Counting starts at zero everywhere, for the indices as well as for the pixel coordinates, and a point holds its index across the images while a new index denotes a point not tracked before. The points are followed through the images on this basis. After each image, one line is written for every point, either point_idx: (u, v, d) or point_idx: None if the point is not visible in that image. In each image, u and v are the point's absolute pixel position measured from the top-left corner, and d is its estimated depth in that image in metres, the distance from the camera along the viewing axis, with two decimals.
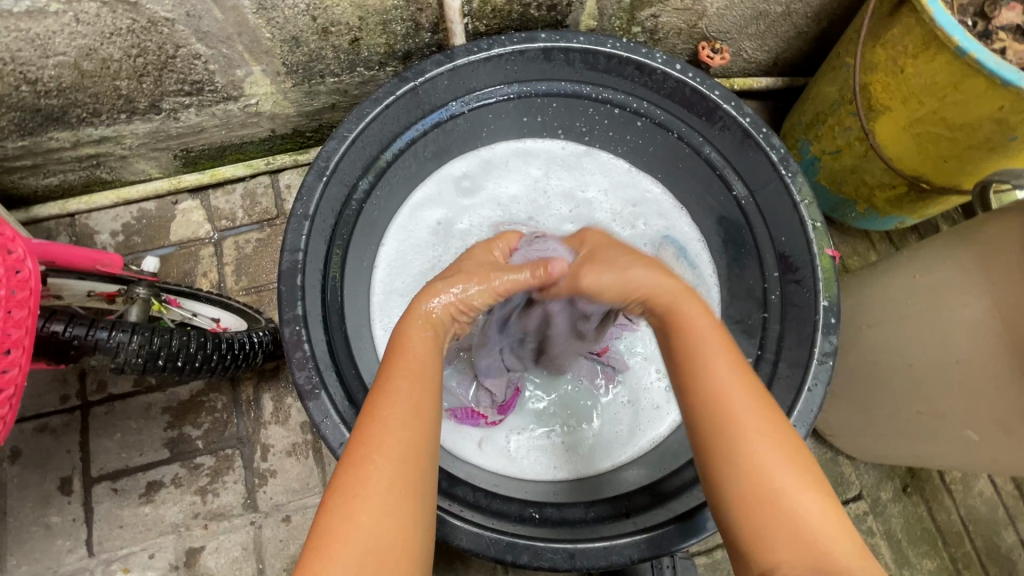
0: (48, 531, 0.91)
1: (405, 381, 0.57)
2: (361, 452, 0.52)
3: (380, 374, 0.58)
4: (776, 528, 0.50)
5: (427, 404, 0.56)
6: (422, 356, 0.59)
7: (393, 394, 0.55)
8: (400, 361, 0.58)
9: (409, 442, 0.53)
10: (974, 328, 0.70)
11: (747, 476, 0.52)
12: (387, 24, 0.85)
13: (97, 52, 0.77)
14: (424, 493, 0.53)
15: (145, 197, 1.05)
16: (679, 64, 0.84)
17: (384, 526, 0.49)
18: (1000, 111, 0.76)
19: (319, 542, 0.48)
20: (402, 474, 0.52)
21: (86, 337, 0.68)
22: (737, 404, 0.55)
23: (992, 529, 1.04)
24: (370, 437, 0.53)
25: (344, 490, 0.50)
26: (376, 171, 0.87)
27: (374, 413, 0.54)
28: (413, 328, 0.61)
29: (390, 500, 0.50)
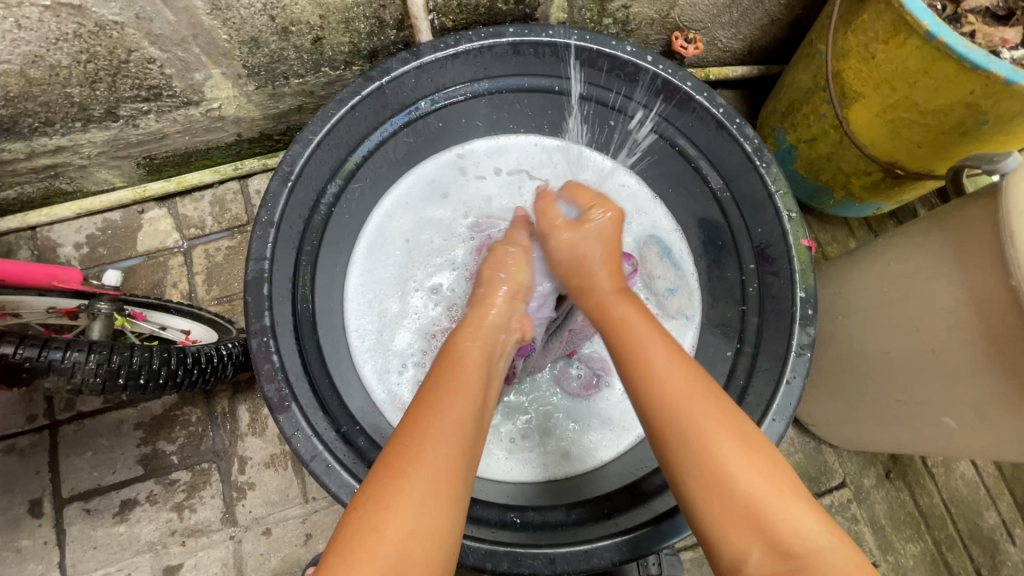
0: (19, 555, 0.88)
1: (453, 396, 0.57)
2: (400, 464, 0.52)
3: (426, 386, 0.59)
4: (743, 514, 0.52)
5: (470, 419, 0.57)
6: (470, 374, 0.61)
7: (438, 404, 0.57)
8: (451, 383, 0.59)
9: (454, 452, 0.54)
10: (950, 315, 0.70)
11: (700, 464, 0.55)
12: (350, 22, 0.83)
13: (43, 59, 0.74)
14: (459, 501, 0.53)
15: (109, 207, 1.02)
16: (650, 55, 0.82)
17: (413, 537, 0.49)
18: (971, 95, 0.76)
19: (344, 547, 0.49)
20: (444, 484, 0.52)
21: (38, 358, 0.65)
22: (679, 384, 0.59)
23: (974, 510, 1.05)
24: (410, 449, 0.53)
25: (375, 499, 0.51)
26: (345, 174, 0.84)
27: (419, 425, 0.55)
28: (467, 352, 0.63)
29: (427, 510, 0.50)
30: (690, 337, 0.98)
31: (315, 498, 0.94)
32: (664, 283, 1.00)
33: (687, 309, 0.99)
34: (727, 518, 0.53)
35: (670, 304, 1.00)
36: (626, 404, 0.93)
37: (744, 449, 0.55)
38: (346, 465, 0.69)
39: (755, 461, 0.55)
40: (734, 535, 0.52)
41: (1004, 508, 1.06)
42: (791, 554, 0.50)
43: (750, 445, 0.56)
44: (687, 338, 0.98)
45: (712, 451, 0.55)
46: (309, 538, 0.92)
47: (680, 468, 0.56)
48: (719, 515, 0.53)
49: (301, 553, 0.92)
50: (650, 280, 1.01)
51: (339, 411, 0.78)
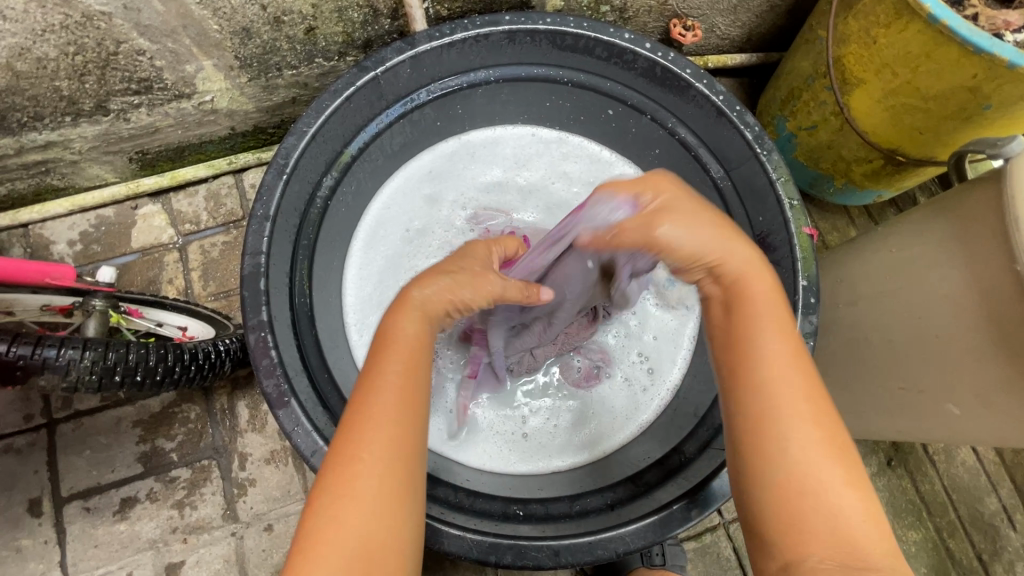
0: (19, 555, 0.88)
1: (387, 374, 0.55)
2: (346, 451, 0.51)
3: (365, 367, 0.56)
4: (815, 521, 0.48)
5: (411, 399, 0.54)
6: (405, 345, 0.58)
7: (380, 387, 0.54)
8: (383, 356, 0.56)
9: (397, 435, 0.52)
10: (952, 301, 0.69)
11: (786, 470, 0.50)
12: (343, 11, 0.81)
13: (30, 51, 0.72)
14: (413, 480, 0.52)
15: (102, 204, 1.01)
16: (648, 42, 0.81)
17: (370, 525, 0.48)
18: (973, 79, 0.75)
19: (304, 543, 0.47)
20: (387, 472, 0.50)
21: (32, 356, 0.65)
22: (784, 376, 0.53)
23: (975, 497, 1.05)
24: (351, 435, 0.51)
25: (329, 489, 0.49)
26: (341, 166, 0.83)
27: (359, 412, 0.52)
28: (404, 320, 0.60)
29: (381, 499, 0.49)
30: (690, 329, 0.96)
31: None
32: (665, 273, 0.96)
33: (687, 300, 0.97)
34: (797, 523, 0.48)
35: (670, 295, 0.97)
36: (628, 391, 0.93)
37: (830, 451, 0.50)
38: None
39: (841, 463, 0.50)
40: (811, 530, 0.47)
41: (1004, 494, 1.06)
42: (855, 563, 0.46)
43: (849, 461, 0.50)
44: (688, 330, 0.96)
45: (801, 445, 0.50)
46: None
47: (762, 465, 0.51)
48: (794, 502, 0.49)
49: None
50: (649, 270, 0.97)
51: (339, 406, 0.77)
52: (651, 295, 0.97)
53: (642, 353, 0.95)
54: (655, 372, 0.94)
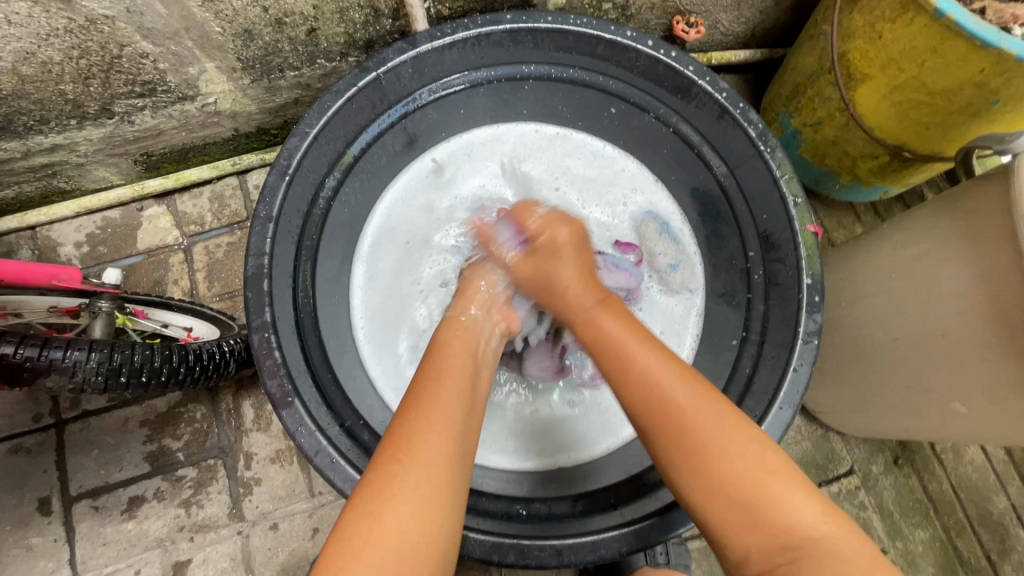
0: (30, 553, 0.89)
1: (441, 383, 0.58)
2: (392, 449, 0.52)
3: (416, 378, 0.60)
4: (740, 510, 0.51)
5: (460, 406, 0.57)
6: (456, 363, 0.62)
7: (430, 395, 0.57)
8: (438, 368, 0.60)
9: (443, 439, 0.53)
10: (958, 299, 0.69)
11: (691, 461, 0.53)
12: (344, 12, 0.81)
13: (35, 55, 0.73)
14: (455, 489, 0.52)
15: (108, 206, 1.01)
16: (650, 40, 0.80)
17: (409, 524, 0.48)
18: (981, 74, 0.74)
19: (345, 536, 0.48)
20: (432, 473, 0.51)
21: (39, 358, 0.66)
22: (675, 386, 0.56)
23: (984, 496, 1.04)
24: (400, 434, 0.53)
25: (371, 485, 0.51)
26: (343, 167, 0.83)
27: (407, 413, 0.55)
28: (452, 341, 0.65)
29: (422, 496, 0.50)
30: (695, 312, 0.98)
31: (322, 492, 0.94)
32: (666, 259, 1.00)
33: (690, 283, 0.99)
34: (724, 509, 0.51)
35: (673, 279, 0.99)
36: None
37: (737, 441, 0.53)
38: (351, 460, 0.69)
39: (742, 446, 0.53)
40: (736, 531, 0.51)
41: (1013, 493, 1.05)
42: (793, 545, 0.49)
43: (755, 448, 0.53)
44: (692, 316, 0.98)
45: (691, 438, 0.53)
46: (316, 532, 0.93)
47: (668, 461, 0.54)
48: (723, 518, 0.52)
49: (308, 548, 0.92)
50: (651, 258, 1.00)
51: (342, 406, 0.78)
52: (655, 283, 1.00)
53: None
54: None
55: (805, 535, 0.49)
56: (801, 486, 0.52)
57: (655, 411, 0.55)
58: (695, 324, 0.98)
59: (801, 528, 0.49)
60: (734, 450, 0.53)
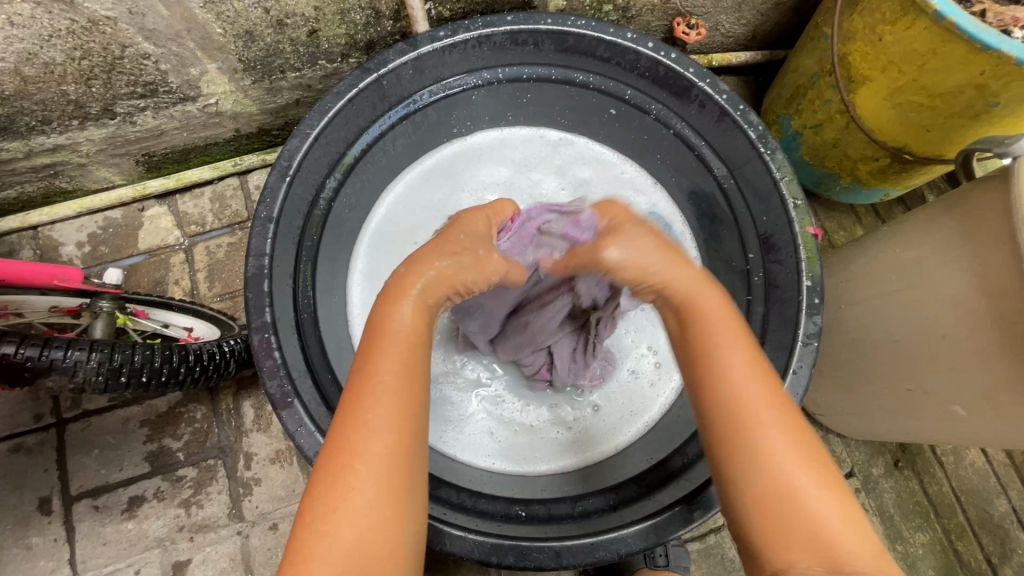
0: (30, 553, 0.89)
1: (383, 380, 0.53)
2: (338, 459, 0.49)
3: (356, 371, 0.54)
4: (795, 525, 0.48)
5: (411, 404, 0.52)
6: (400, 346, 0.55)
7: (374, 394, 0.52)
8: (376, 362, 0.54)
9: (394, 444, 0.50)
10: (959, 302, 0.69)
11: (764, 473, 0.50)
12: (345, 13, 0.81)
13: (37, 56, 0.73)
14: (411, 493, 0.50)
15: (109, 206, 1.02)
16: (651, 42, 0.80)
17: (365, 535, 0.47)
18: (982, 76, 0.74)
19: (298, 553, 0.47)
20: (382, 480, 0.49)
21: (39, 357, 0.66)
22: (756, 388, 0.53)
23: (984, 498, 1.04)
24: (345, 443, 0.50)
25: (323, 499, 0.48)
26: (343, 168, 0.83)
27: (350, 419, 0.51)
28: (389, 329, 0.56)
29: (375, 507, 0.48)
30: None
31: None
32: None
33: None
34: (785, 531, 0.48)
35: None
36: (635, 384, 0.93)
37: (801, 451, 0.51)
38: None
39: (807, 455, 0.51)
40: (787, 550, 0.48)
41: (1014, 496, 1.05)
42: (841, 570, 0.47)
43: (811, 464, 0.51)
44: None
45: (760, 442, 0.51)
46: None
47: (742, 468, 0.51)
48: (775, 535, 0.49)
49: None
50: None
51: None
52: None
53: (652, 346, 0.95)
54: (663, 365, 0.94)
55: (849, 561, 0.47)
56: (833, 488, 0.50)
57: (739, 419, 0.52)
58: None
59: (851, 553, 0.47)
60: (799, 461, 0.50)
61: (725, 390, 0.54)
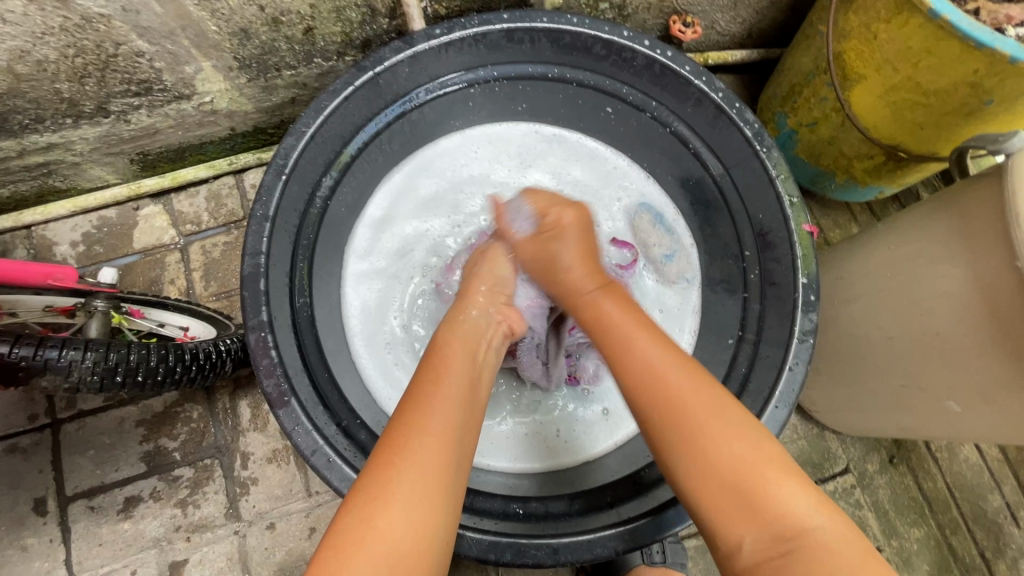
0: (25, 554, 0.89)
1: (437, 388, 0.58)
2: (386, 455, 0.53)
3: (411, 386, 0.59)
4: (734, 498, 0.51)
5: (458, 416, 0.56)
6: (456, 367, 0.61)
7: (426, 401, 0.57)
8: (435, 373, 0.60)
9: (439, 449, 0.53)
10: (953, 298, 0.69)
11: (690, 466, 0.54)
12: (341, 11, 0.81)
13: (30, 54, 0.73)
14: (448, 501, 0.52)
15: (104, 205, 1.01)
16: (647, 40, 0.81)
17: (403, 531, 0.49)
18: (975, 74, 0.74)
19: (335, 542, 0.48)
20: (430, 478, 0.51)
21: (33, 357, 0.65)
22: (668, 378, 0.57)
23: (978, 494, 1.05)
24: (396, 439, 0.53)
25: (365, 494, 0.50)
26: (340, 166, 0.83)
27: (405, 419, 0.55)
28: (450, 344, 0.64)
29: (416, 503, 0.50)
30: (693, 300, 0.98)
31: (319, 491, 0.94)
32: (660, 250, 0.99)
33: (686, 272, 0.99)
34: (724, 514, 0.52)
35: (669, 270, 0.99)
36: None
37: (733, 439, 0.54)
38: (347, 460, 0.69)
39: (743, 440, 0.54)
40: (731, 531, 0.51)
41: (1008, 491, 1.06)
42: (785, 536, 0.49)
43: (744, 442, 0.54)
44: (690, 305, 0.98)
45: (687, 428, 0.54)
46: (313, 532, 0.93)
47: (672, 466, 0.55)
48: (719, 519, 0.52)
49: (305, 547, 0.92)
50: (645, 248, 1.00)
51: (339, 405, 0.78)
52: (651, 275, 1.00)
53: None
54: None
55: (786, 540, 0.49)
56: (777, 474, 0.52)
57: (671, 414, 0.56)
58: (694, 311, 0.98)
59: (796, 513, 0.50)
60: (729, 436, 0.54)
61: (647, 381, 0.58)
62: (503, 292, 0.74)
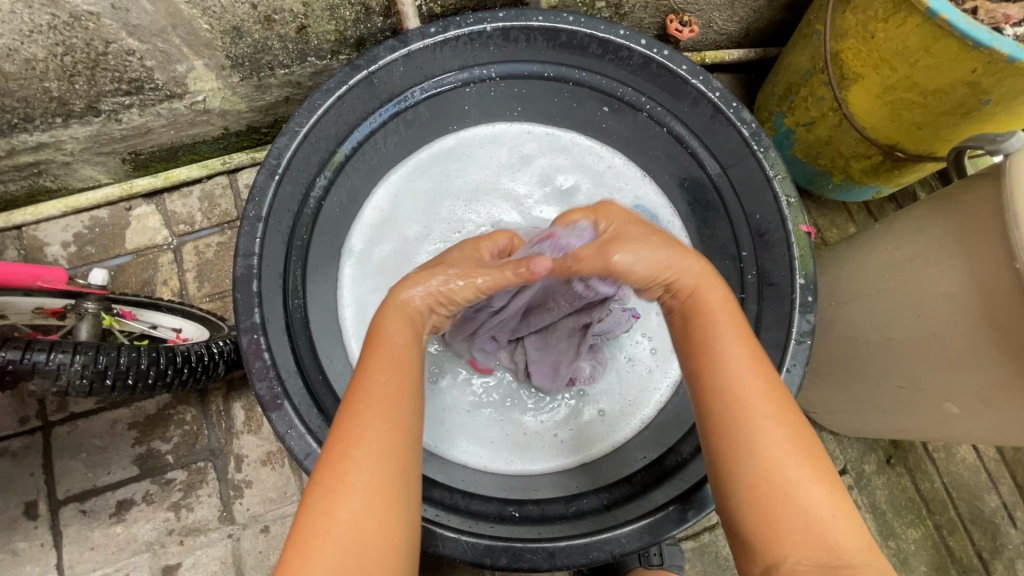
0: (16, 558, 0.88)
1: (385, 371, 0.56)
2: (340, 445, 0.51)
3: (358, 370, 0.56)
4: (788, 521, 0.50)
5: (408, 401, 0.54)
6: (397, 351, 0.58)
7: (375, 386, 0.54)
8: (380, 362, 0.56)
9: (391, 436, 0.52)
10: (951, 299, 0.69)
11: (755, 479, 0.51)
12: (335, 9, 0.80)
13: (18, 52, 0.72)
14: (407, 487, 0.51)
15: (95, 205, 1.00)
16: (644, 39, 0.80)
17: (363, 523, 0.48)
18: (973, 74, 0.74)
19: (298, 540, 0.47)
20: (382, 469, 0.50)
21: (21, 361, 0.64)
22: (752, 388, 0.54)
23: (975, 494, 1.05)
24: (350, 431, 0.51)
25: (321, 486, 0.49)
26: (334, 166, 0.82)
27: (351, 409, 0.53)
28: (384, 334, 0.59)
29: (371, 495, 0.49)
30: None
31: None
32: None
33: None
34: (773, 525, 0.50)
35: None
36: (631, 373, 0.93)
37: (796, 453, 0.52)
38: None
39: (807, 460, 0.52)
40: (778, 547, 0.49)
41: (1005, 491, 1.06)
42: (835, 560, 0.48)
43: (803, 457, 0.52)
44: None
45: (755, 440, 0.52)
46: None
47: (732, 474, 0.53)
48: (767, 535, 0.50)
49: None
50: None
51: (333, 408, 0.77)
52: None
53: (646, 334, 0.95)
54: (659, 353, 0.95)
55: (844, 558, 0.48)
56: (825, 480, 0.51)
57: (740, 426, 0.53)
58: None
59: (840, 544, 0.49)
60: (796, 453, 0.52)
61: (724, 392, 0.55)
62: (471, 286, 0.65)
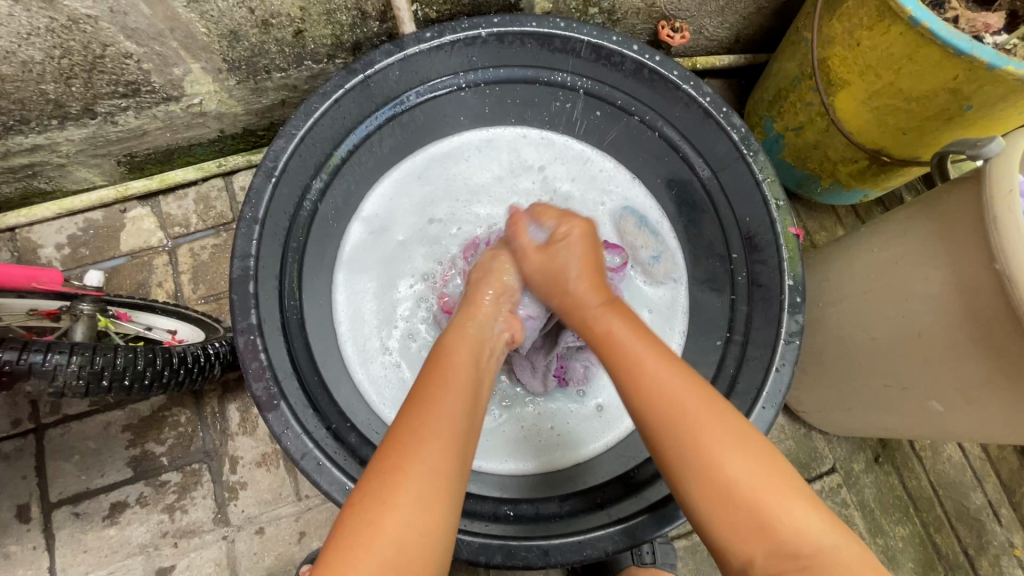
0: (7, 561, 0.87)
1: (443, 394, 0.59)
2: (394, 457, 0.53)
3: (418, 390, 0.60)
4: (744, 523, 0.53)
5: (459, 417, 0.57)
6: (457, 375, 0.62)
7: (429, 404, 0.58)
8: (440, 378, 0.61)
9: (446, 451, 0.54)
10: (934, 299, 0.71)
11: (700, 476, 0.55)
12: (331, 14, 0.81)
13: (15, 54, 0.72)
14: (452, 504, 0.53)
15: (90, 207, 1.00)
16: (636, 45, 0.81)
17: (407, 531, 0.50)
18: (955, 81, 0.76)
19: (343, 544, 0.49)
20: (434, 480, 0.53)
21: (18, 361, 0.65)
22: (680, 390, 0.58)
23: (961, 492, 1.07)
24: (404, 444, 0.54)
25: (371, 493, 0.51)
26: (330, 169, 0.83)
27: (408, 426, 0.56)
28: (454, 350, 0.65)
29: (422, 505, 0.51)
30: (682, 300, 1.00)
31: (308, 495, 0.93)
32: (647, 252, 1.00)
33: (673, 273, 1.00)
34: (733, 526, 0.53)
35: (656, 271, 1.01)
36: None
37: (742, 453, 0.55)
38: (336, 462, 0.68)
39: (746, 456, 0.55)
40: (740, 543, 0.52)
41: (990, 489, 1.08)
42: (797, 553, 0.51)
43: (751, 449, 0.56)
44: (679, 304, 1.00)
45: (708, 457, 0.55)
46: (303, 536, 0.92)
47: (680, 480, 0.56)
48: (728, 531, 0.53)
49: (294, 552, 0.92)
50: (632, 250, 1.01)
51: (329, 409, 0.77)
52: (639, 276, 1.01)
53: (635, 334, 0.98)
54: None
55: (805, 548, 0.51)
56: (772, 476, 0.54)
57: (675, 427, 0.57)
58: (683, 309, 1.00)
59: (806, 536, 0.51)
60: (730, 449, 0.55)
61: (654, 394, 0.58)
62: (509, 300, 0.74)
